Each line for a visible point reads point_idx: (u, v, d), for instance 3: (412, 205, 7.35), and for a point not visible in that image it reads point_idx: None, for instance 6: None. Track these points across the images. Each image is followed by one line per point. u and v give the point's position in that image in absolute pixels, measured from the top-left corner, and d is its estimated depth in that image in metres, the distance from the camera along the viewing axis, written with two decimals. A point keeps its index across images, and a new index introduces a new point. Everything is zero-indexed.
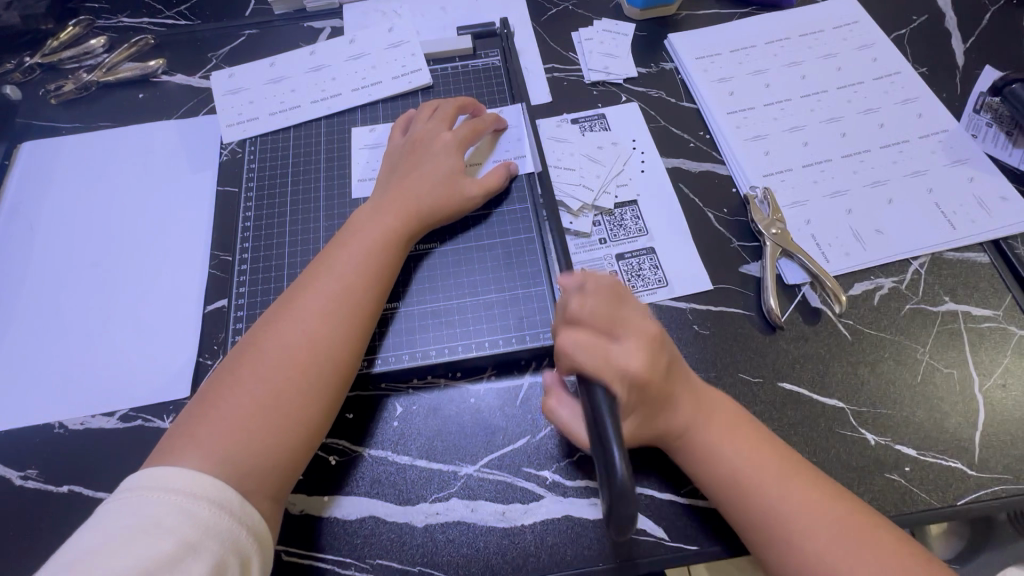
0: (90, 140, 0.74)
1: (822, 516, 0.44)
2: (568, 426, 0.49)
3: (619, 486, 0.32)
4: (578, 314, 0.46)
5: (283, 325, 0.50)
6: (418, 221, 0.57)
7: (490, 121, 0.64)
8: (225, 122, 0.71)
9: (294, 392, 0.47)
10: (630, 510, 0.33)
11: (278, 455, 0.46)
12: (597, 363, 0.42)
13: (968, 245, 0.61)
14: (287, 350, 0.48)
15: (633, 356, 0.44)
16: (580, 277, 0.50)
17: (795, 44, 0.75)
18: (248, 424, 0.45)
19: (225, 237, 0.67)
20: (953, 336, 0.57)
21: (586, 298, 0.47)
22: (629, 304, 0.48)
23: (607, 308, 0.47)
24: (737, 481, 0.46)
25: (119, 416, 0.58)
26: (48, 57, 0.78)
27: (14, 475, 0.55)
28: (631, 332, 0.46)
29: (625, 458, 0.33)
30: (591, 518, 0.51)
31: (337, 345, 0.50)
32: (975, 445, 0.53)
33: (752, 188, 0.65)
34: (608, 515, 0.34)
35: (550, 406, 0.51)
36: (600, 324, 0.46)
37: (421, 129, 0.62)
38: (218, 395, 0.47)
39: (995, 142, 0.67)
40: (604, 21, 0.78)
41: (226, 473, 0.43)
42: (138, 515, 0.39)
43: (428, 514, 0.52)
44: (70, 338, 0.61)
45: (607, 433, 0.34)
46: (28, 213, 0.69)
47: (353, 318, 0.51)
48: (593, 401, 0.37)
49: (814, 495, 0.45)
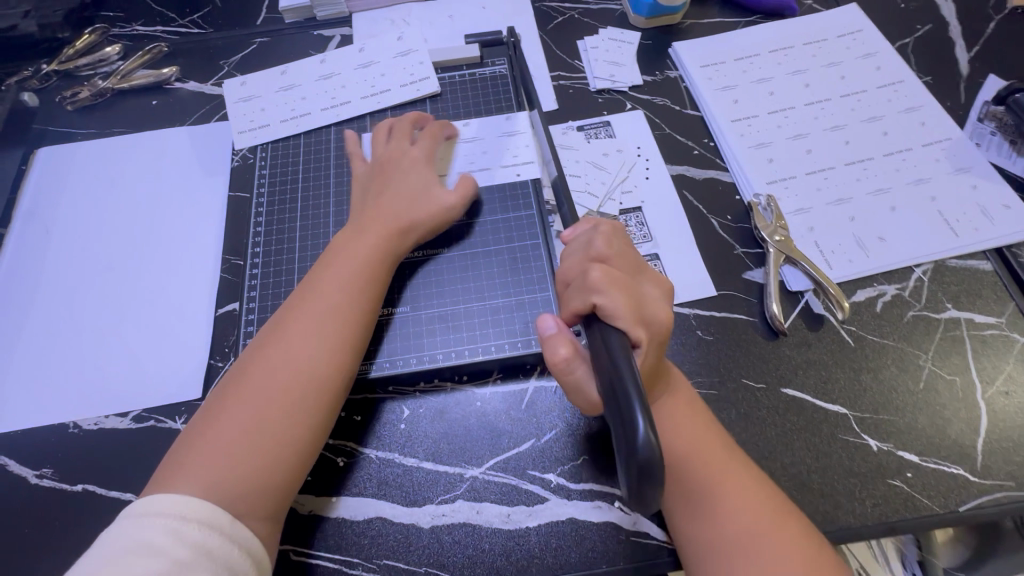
0: (104, 146, 0.75)
1: (756, 510, 0.45)
2: (580, 385, 0.45)
3: (643, 453, 0.32)
4: (604, 250, 0.48)
5: (271, 350, 0.51)
6: (402, 235, 0.58)
7: (442, 128, 0.66)
8: (237, 129, 0.73)
9: (282, 415, 0.48)
10: (653, 483, 0.33)
11: (271, 476, 0.47)
12: (626, 305, 0.43)
13: (970, 253, 0.62)
14: (275, 375, 0.49)
15: (657, 306, 0.46)
16: (591, 224, 0.52)
17: (798, 53, 0.76)
18: (237, 449, 0.46)
19: (237, 242, 0.68)
20: (955, 343, 0.58)
21: (609, 239, 0.49)
22: (639, 257, 0.50)
23: (627, 259, 0.49)
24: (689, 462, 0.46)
25: (132, 416, 0.59)
26: (64, 64, 0.80)
27: (29, 473, 0.56)
28: (651, 281, 0.48)
29: (647, 426, 0.33)
30: (594, 521, 0.52)
31: (324, 365, 0.50)
32: (977, 452, 0.53)
33: (756, 195, 0.65)
34: (629, 489, 0.34)
35: (562, 358, 0.45)
36: (627, 267, 0.48)
37: (385, 149, 0.64)
38: (209, 424, 0.48)
39: (999, 151, 0.67)
40: (609, 30, 0.79)
41: (217, 498, 0.44)
42: (132, 540, 0.41)
43: (434, 515, 0.52)
44: (84, 341, 0.63)
45: (630, 398, 0.34)
46: (44, 217, 0.71)
47: (339, 340, 0.52)
48: (617, 365, 0.37)
49: (755, 491, 0.46)
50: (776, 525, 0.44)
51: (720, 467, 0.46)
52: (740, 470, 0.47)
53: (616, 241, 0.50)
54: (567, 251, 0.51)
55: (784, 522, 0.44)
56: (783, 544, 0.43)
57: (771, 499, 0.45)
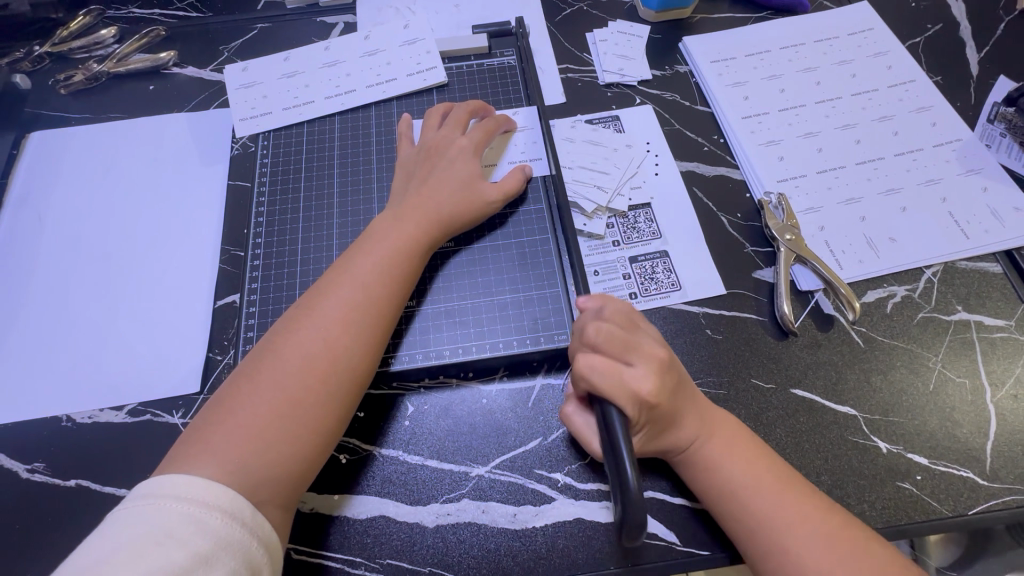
0: (100, 131, 0.73)
1: (832, 534, 0.44)
2: (584, 439, 0.48)
3: (629, 515, 0.36)
4: (597, 315, 0.49)
5: (303, 332, 0.49)
6: (441, 227, 0.57)
7: (501, 122, 0.64)
8: (237, 116, 0.71)
9: (311, 402, 0.47)
10: (637, 531, 0.37)
11: (293, 465, 0.45)
12: (614, 372, 0.44)
13: (980, 255, 0.61)
14: (307, 357, 0.48)
15: (649, 353, 0.46)
16: (599, 300, 0.51)
17: (809, 50, 0.75)
18: (264, 432, 0.45)
19: (237, 232, 0.66)
20: (965, 346, 0.58)
21: (608, 306, 0.50)
22: (637, 314, 0.51)
23: (623, 315, 0.49)
24: (751, 494, 0.46)
25: (128, 410, 0.57)
26: (58, 46, 0.77)
27: (21, 468, 0.55)
28: (651, 335, 0.49)
29: (633, 490, 0.37)
30: (602, 521, 0.51)
31: (356, 356, 0.49)
32: (986, 455, 0.53)
33: (766, 194, 0.65)
34: (620, 531, 0.38)
35: (565, 417, 0.50)
36: (620, 324, 0.49)
37: (435, 136, 0.62)
38: (235, 402, 0.46)
39: (1008, 152, 0.66)
40: (619, 23, 0.78)
41: (240, 483, 0.43)
42: (150, 524, 0.38)
43: (439, 514, 0.51)
44: (78, 331, 0.61)
45: (621, 464, 0.38)
46: (37, 203, 0.68)
47: (372, 328, 0.51)
48: (613, 433, 0.40)
49: (826, 515, 0.45)
50: (858, 549, 0.44)
51: (788, 494, 0.46)
52: (810, 496, 0.46)
53: (615, 303, 0.51)
54: (573, 311, 0.52)
55: (865, 546, 0.44)
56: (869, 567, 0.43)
57: (845, 523, 0.45)
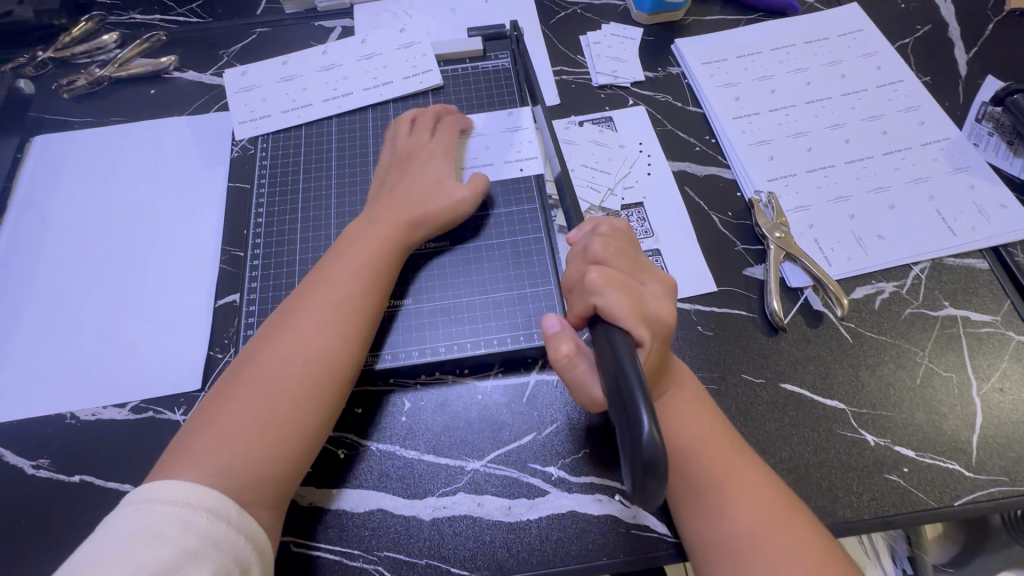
0: (102, 134, 0.74)
1: (760, 504, 0.45)
2: (583, 382, 0.45)
3: (647, 449, 0.33)
4: (600, 253, 0.48)
5: (284, 339, 0.50)
6: (415, 228, 0.58)
7: (458, 120, 0.66)
8: (237, 119, 0.72)
9: (294, 404, 0.48)
10: (659, 478, 0.33)
11: (279, 466, 0.47)
12: (626, 305, 0.42)
13: (968, 252, 0.62)
14: (286, 362, 0.49)
15: (660, 302, 0.46)
16: (592, 224, 0.52)
17: (800, 51, 0.76)
18: (249, 436, 0.46)
19: (237, 233, 0.67)
20: (952, 341, 0.59)
21: (607, 240, 0.49)
22: (639, 256, 0.50)
23: (626, 257, 0.49)
24: (690, 457, 0.47)
25: (130, 407, 0.58)
26: (61, 51, 0.79)
27: (26, 464, 0.56)
28: (654, 278, 0.48)
29: (652, 423, 0.33)
30: (595, 514, 0.52)
31: (337, 360, 0.51)
32: (972, 447, 0.54)
33: (757, 192, 0.66)
34: (634, 485, 0.35)
35: (564, 356, 0.45)
36: (626, 268, 0.48)
37: (405, 142, 0.64)
38: (218, 411, 0.47)
39: (996, 151, 0.68)
40: (612, 25, 0.79)
41: (225, 485, 0.44)
42: (138, 526, 0.40)
43: (435, 507, 0.53)
44: (81, 330, 0.62)
45: (634, 397, 0.35)
46: (41, 206, 0.70)
47: (350, 329, 0.52)
48: (620, 363, 0.37)
49: (759, 486, 0.46)
50: (784, 521, 0.44)
51: (725, 461, 0.47)
52: (748, 466, 0.47)
53: (616, 241, 0.50)
54: (569, 254, 0.51)
55: (793, 518, 0.45)
56: (791, 540, 0.43)
57: (778, 495, 0.46)
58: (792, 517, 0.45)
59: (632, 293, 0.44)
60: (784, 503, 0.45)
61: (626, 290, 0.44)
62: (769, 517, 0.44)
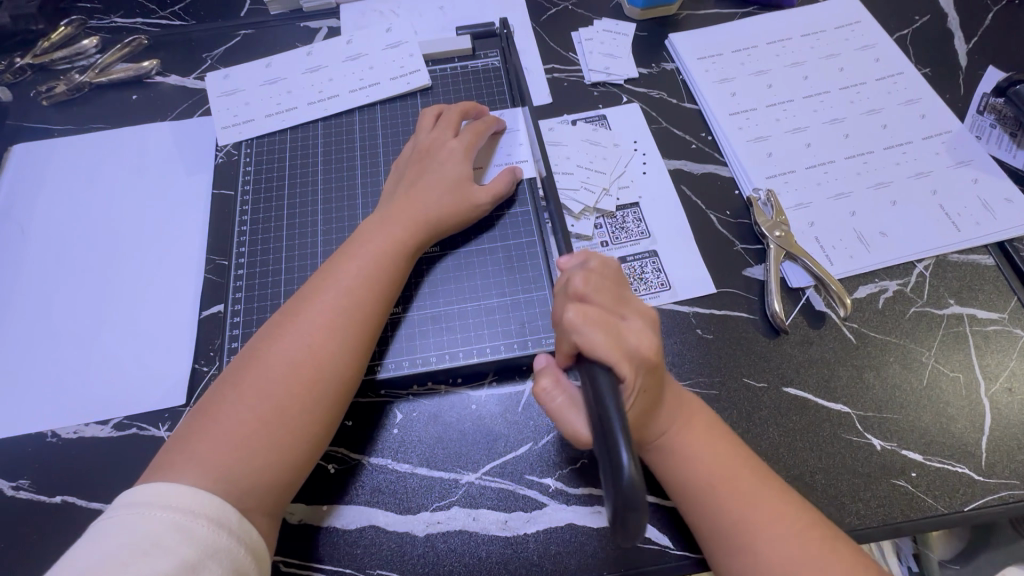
0: (83, 142, 0.73)
1: (794, 536, 0.43)
2: (562, 415, 0.44)
3: (626, 489, 0.31)
4: (581, 288, 0.46)
5: (288, 338, 0.49)
6: (427, 231, 0.56)
7: (491, 123, 0.63)
8: (220, 124, 0.70)
9: (297, 409, 0.46)
10: (637, 518, 0.32)
11: (279, 472, 0.45)
12: (606, 342, 0.41)
13: (972, 248, 0.61)
14: (292, 364, 0.47)
15: (641, 335, 0.44)
16: (582, 256, 0.50)
17: (797, 44, 0.74)
18: (248, 439, 0.44)
19: (222, 241, 0.66)
20: (958, 339, 0.57)
21: (590, 275, 0.47)
22: (626, 289, 0.49)
23: (608, 291, 0.47)
24: (713, 488, 0.45)
25: (113, 424, 0.57)
26: (39, 57, 0.77)
27: (6, 485, 0.54)
28: (635, 312, 0.46)
29: (632, 463, 0.32)
30: (594, 526, 0.50)
31: (340, 362, 0.49)
32: (981, 450, 0.52)
33: (755, 190, 0.64)
34: (614, 519, 0.33)
35: (542, 389, 0.45)
36: (606, 304, 0.46)
37: (427, 138, 0.62)
38: (220, 409, 0.46)
39: (998, 144, 0.66)
40: (604, 21, 0.77)
41: (225, 491, 0.42)
42: (136, 533, 0.38)
43: (429, 523, 0.51)
44: (63, 345, 0.60)
45: (614, 435, 0.33)
46: (20, 216, 0.68)
47: (358, 333, 0.50)
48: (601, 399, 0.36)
49: (790, 514, 0.44)
50: (821, 551, 0.42)
51: (751, 492, 0.45)
52: (775, 494, 0.45)
53: (600, 276, 0.48)
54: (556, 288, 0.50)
55: (829, 547, 0.43)
56: (830, 572, 0.41)
57: (812, 524, 0.44)
58: (830, 546, 0.43)
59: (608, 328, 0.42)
60: (820, 534, 0.43)
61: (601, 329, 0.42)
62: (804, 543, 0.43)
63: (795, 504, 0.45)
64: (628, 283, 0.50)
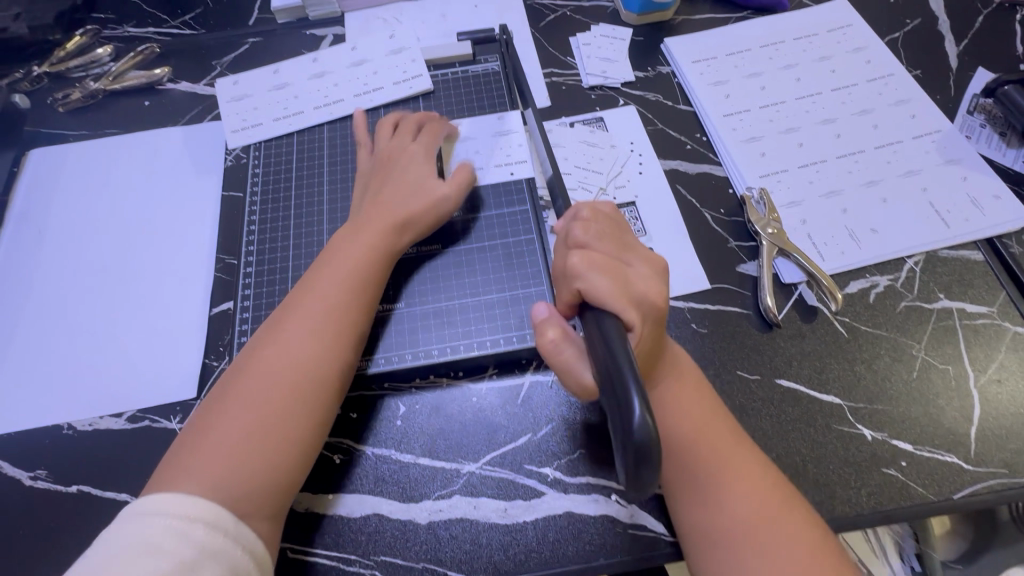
0: (97, 146, 0.75)
1: (757, 492, 0.45)
2: (570, 368, 0.44)
3: (639, 434, 0.32)
4: (581, 237, 0.48)
5: (273, 348, 0.51)
6: (400, 232, 0.58)
7: (439, 126, 0.66)
8: (229, 128, 0.72)
9: (284, 415, 0.48)
10: (650, 463, 0.33)
11: (275, 474, 0.47)
12: (614, 287, 0.43)
13: (962, 243, 0.62)
14: (274, 374, 0.49)
15: (648, 282, 0.46)
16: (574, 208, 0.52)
17: (789, 47, 0.76)
18: (240, 449, 0.46)
19: (231, 241, 0.68)
20: (948, 333, 0.58)
21: (588, 225, 0.49)
22: (626, 235, 0.50)
23: (610, 239, 0.49)
24: (689, 442, 0.46)
25: (127, 417, 0.59)
26: (56, 65, 0.79)
27: (24, 475, 0.56)
28: (641, 259, 0.49)
29: (645, 407, 0.33)
30: (592, 514, 0.52)
31: (326, 364, 0.51)
32: (971, 440, 0.54)
33: (748, 189, 0.66)
34: (628, 473, 0.34)
35: (548, 342, 0.45)
36: (611, 250, 0.48)
37: (386, 145, 0.64)
38: (213, 422, 0.48)
39: (989, 143, 0.68)
40: (601, 26, 0.79)
41: (221, 498, 0.44)
42: (137, 538, 0.41)
43: (431, 511, 0.52)
44: (78, 341, 0.63)
45: (626, 382, 0.34)
46: (37, 218, 0.70)
47: (336, 337, 0.52)
48: (612, 349, 0.37)
49: (757, 471, 0.46)
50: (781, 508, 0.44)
51: (723, 449, 0.46)
52: (746, 453, 0.47)
53: (599, 225, 0.50)
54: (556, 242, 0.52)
55: (788, 505, 0.44)
56: (785, 526, 0.43)
57: (775, 483, 0.46)
58: (789, 510, 0.44)
59: (614, 276, 0.44)
60: (781, 493, 0.45)
61: (602, 276, 0.44)
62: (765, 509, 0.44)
63: (762, 464, 0.47)
64: (630, 228, 0.51)
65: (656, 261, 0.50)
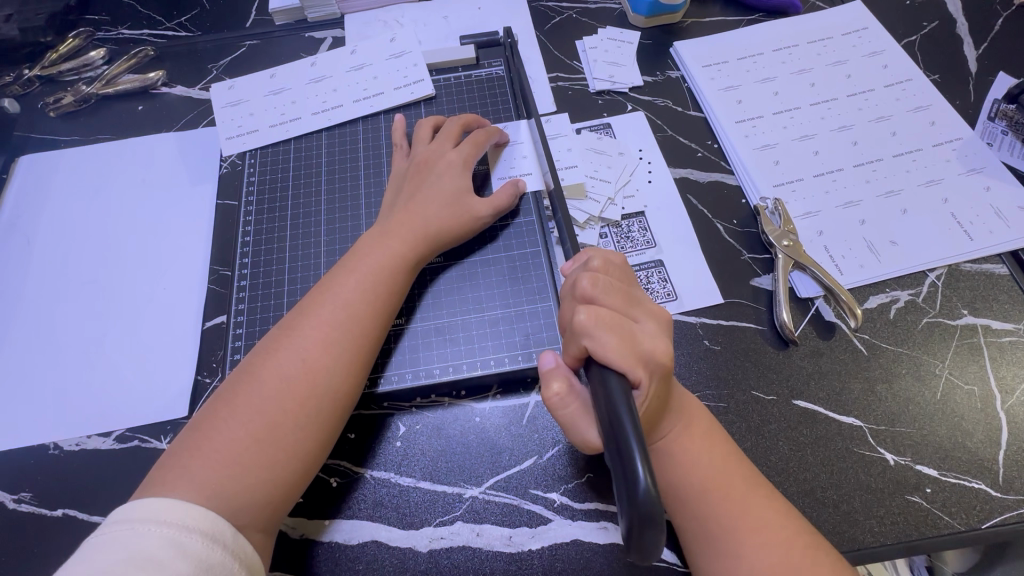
0: (89, 153, 0.73)
1: (779, 547, 0.42)
2: (575, 424, 0.42)
3: (642, 501, 0.30)
4: (589, 292, 0.44)
5: (282, 356, 0.48)
6: (427, 244, 0.56)
7: (491, 133, 0.62)
8: (224, 134, 0.70)
9: (292, 425, 0.46)
10: (654, 531, 0.31)
11: (270, 490, 0.44)
12: (619, 348, 0.40)
13: (986, 256, 0.60)
14: (285, 380, 0.47)
15: (655, 339, 0.43)
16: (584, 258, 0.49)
17: (803, 51, 0.74)
18: (243, 456, 0.44)
19: (225, 252, 0.65)
20: (973, 351, 0.56)
21: (597, 276, 0.45)
22: (634, 288, 0.47)
23: (618, 292, 0.45)
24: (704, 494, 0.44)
25: (115, 436, 0.56)
26: (47, 68, 0.77)
27: (7, 498, 0.54)
28: (646, 316, 0.45)
29: (649, 474, 0.31)
30: (601, 542, 0.49)
31: (337, 377, 0.48)
32: (999, 466, 0.51)
33: (763, 199, 0.63)
34: (629, 539, 0.32)
35: (553, 395, 0.42)
36: (616, 305, 0.44)
37: (424, 150, 0.61)
38: (212, 427, 0.45)
39: (1011, 150, 0.65)
40: (609, 29, 0.77)
41: (220, 507, 0.42)
42: (130, 548, 0.37)
43: (432, 538, 0.50)
44: (66, 356, 0.60)
45: (629, 443, 0.32)
46: (26, 227, 0.68)
47: (353, 348, 0.50)
48: (614, 406, 0.34)
49: (778, 524, 0.43)
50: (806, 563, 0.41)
51: (741, 500, 0.44)
52: (765, 503, 0.44)
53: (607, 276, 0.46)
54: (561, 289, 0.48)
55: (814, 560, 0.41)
56: None
57: (798, 536, 0.43)
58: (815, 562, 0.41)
59: (620, 335, 0.41)
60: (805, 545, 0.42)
61: (610, 336, 0.40)
62: (788, 562, 0.41)
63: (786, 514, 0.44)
64: (637, 281, 0.49)
65: (662, 317, 0.47)
